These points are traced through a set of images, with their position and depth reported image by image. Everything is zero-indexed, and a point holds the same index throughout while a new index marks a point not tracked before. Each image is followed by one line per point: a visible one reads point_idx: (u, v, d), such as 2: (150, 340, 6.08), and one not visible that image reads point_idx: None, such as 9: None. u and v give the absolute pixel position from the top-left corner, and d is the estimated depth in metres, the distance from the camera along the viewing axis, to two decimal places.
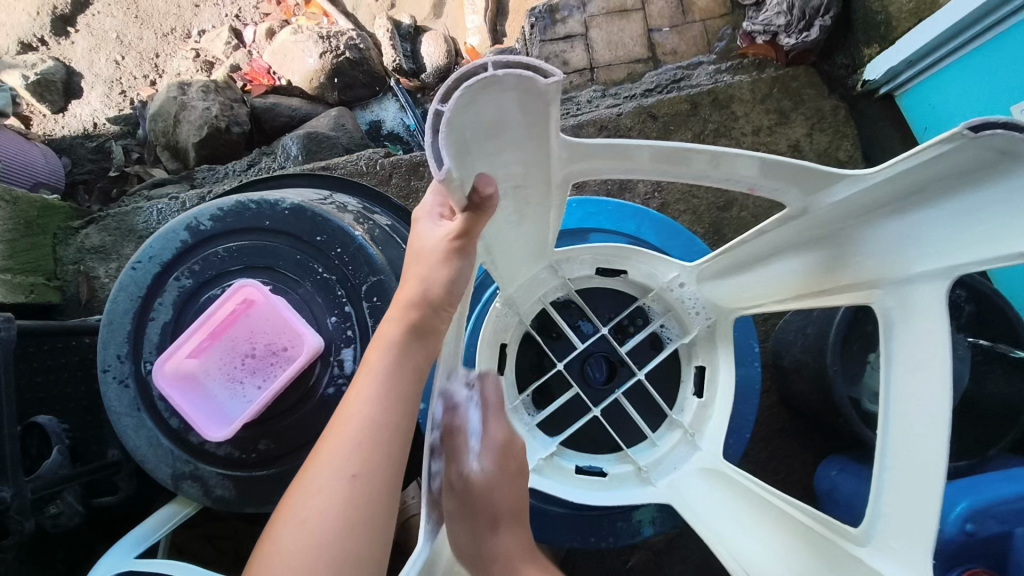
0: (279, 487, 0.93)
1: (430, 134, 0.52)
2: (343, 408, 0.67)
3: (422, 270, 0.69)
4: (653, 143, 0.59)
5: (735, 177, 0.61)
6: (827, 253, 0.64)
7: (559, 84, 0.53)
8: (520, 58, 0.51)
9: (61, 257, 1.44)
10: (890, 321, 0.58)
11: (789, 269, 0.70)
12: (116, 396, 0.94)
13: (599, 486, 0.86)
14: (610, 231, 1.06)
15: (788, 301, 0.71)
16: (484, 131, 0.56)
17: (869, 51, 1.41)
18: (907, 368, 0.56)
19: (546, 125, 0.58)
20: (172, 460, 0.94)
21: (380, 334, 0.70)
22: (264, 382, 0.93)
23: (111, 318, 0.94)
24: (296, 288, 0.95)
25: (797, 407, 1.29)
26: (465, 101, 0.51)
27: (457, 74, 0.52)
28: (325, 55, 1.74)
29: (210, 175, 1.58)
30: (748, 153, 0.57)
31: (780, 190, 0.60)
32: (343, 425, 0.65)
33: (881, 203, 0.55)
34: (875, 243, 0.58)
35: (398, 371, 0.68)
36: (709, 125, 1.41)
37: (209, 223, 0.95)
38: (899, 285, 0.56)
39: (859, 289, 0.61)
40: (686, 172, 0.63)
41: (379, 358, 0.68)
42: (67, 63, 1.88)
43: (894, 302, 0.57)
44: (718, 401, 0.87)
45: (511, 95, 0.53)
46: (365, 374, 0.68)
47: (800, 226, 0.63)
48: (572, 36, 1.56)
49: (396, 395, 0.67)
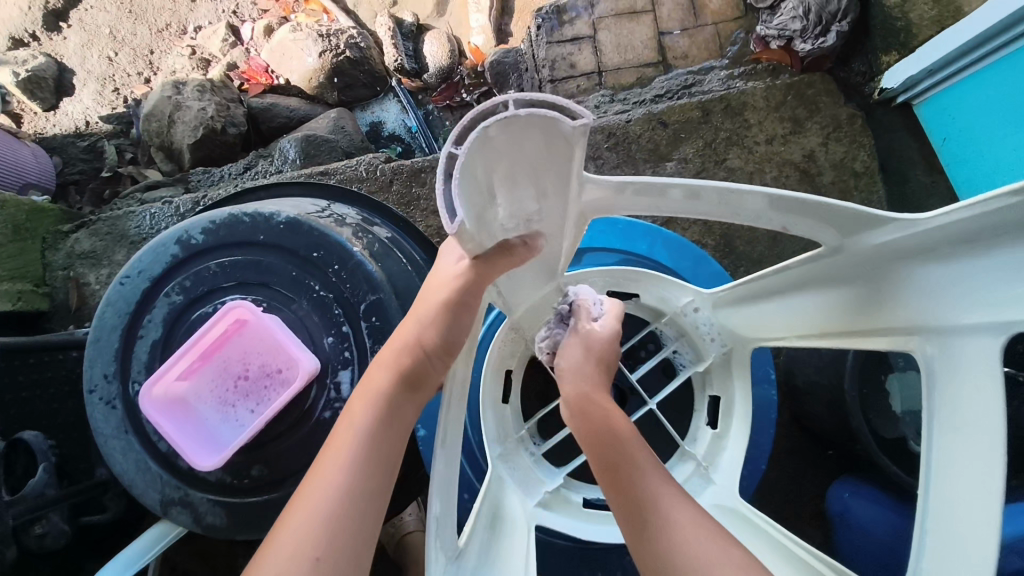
0: (275, 515, 0.89)
1: (444, 178, 0.52)
2: (319, 467, 0.65)
3: (420, 311, 0.71)
4: (678, 181, 0.58)
5: (766, 216, 0.58)
6: (860, 291, 0.60)
7: (586, 127, 0.52)
8: (542, 97, 0.50)
9: (50, 262, 1.40)
10: (932, 372, 0.53)
11: (817, 304, 0.66)
12: (103, 418, 0.90)
13: (606, 519, 0.88)
14: (620, 250, 1.04)
15: (813, 337, 0.67)
16: (496, 174, 0.57)
17: (887, 59, 1.36)
18: (950, 426, 0.51)
19: (568, 165, 0.58)
20: (161, 486, 0.89)
21: (367, 392, 0.69)
22: (257, 406, 0.89)
23: (99, 336, 0.90)
24: (290, 306, 0.90)
25: (810, 429, 1.26)
26: (478, 145, 0.52)
27: (474, 113, 0.50)
28: (324, 54, 1.68)
29: (205, 178, 1.52)
30: (756, 191, 0.55)
31: (814, 228, 0.57)
32: (319, 485, 0.63)
33: (925, 247, 0.51)
34: (916, 288, 0.53)
35: (380, 422, 0.67)
36: (721, 133, 1.37)
37: (200, 236, 0.90)
38: (937, 334, 0.52)
39: (893, 334, 0.56)
40: (711, 207, 0.60)
41: (359, 409, 0.68)
42: (58, 60, 1.83)
43: (937, 351, 0.52)
44: (732, 433, 0.84)
45: (531, 133, 0.53)
46: (340, 442, 0.66)
47: (838, 260, 0.60)
48: (580, 38, 1.51)
49: (374, 465, 0.65)
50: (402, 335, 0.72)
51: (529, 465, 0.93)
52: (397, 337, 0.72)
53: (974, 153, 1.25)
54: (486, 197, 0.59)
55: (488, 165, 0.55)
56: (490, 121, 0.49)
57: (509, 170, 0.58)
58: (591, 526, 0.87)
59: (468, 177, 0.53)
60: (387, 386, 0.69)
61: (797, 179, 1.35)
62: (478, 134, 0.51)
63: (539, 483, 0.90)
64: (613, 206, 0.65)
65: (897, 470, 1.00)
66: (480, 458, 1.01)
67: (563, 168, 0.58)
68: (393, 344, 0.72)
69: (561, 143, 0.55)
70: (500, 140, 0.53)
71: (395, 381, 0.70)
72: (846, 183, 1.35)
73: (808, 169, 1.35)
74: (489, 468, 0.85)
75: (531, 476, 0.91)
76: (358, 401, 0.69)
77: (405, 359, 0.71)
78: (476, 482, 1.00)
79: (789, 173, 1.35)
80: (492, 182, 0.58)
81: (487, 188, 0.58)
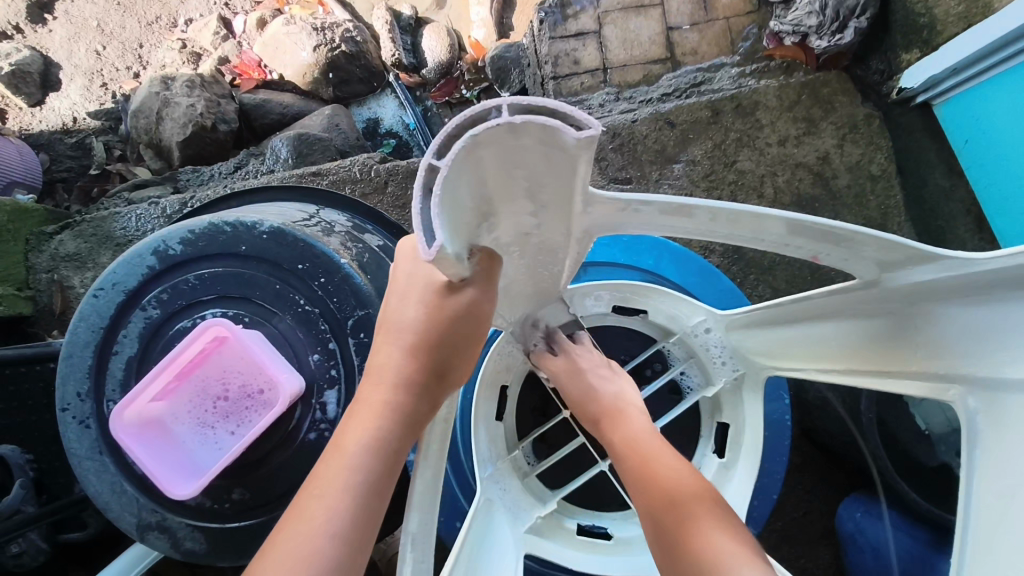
0: (257, 541, 0.85)
1: (421, 196, 0.46)
2: (297, 524, 0.57)
3: (391, 344, 0.64)
4: (697, 201, 0.53)
5: (794, 241, 0.56)
6: (895, 331, 0.58)
7: (594, 137, 0.45)
8: (541, 102, 0.44)
9: (34, 265, 1.34)
10: (975, 428, 0.49)
11: (848, 339, 0.64)
12: (76, 438, 0.84)
13: (602, 550, 0.84)
14: (625, 264, 1.03)
15: (842, 371, 0.65)
16: (486, 190, 0.53)
17: (908, 57, 1.28)
18: (990, 489, 0.47)
19: (570, 180, 0.52)
20: (137, 509, 0.84)
21: (340, 441, 0.61)
22: (238, 428, 0.84)
23: (71, 351, 0.84)
24: (274, 320, 0.85)
25: (821, 445, 1.20)
26: (462, 155, 0.46)
27: (458, 121, 0.45)
28: (319, 49, 1.63)
29: (194, 177, 1.46)
30: (779, 213, 0.52)
31: (847, 259, 0.55)
32: (297, 552, 0.55)
33: (965, 287, 0.48)
34: (955, 331, 0.51)
35: (372, 476, 0.59)
36: (731, 134, 1.30)
37: (179, 246, 0.85)
38: (980, 386, 0.49)
39: (927, 378, 0.54)
40: (734, 231, 0.57)
41: (351, 458, 0.59)
42: (44, 53, 1.78)
43: (982, 405, 0.49)
44: (740, 462, 0.82)
45: (528, 142, 0.47)
46: (314, 497, 0.58)
47: (869, 293, 0.58)
48: (584, 33, 1.44)
49: (357, 525, 0.57)
50: (392, 371, 0.63)
51: (519, 488, 0.86)
52: (384, 374, 0.63)
53: (996, 158, 1.18)
54: (475, 218, 0.55)
55: (474, 179, 0.50)
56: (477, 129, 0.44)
57: (499, 182, 0.52)
58: (586, 556, 0.82)
59: (449, 195, 0.47)
60: (386, 433, 0.61)
61: (811, 182, 1.29)
62: (464, 143, 0.45)
63: (531, 507, 0.84)
64: (617, 224, 0.59)
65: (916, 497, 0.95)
66: (472, 480, 0.96)
67: (563, 182, 0.52)
68: (381, 379, 0.63)
69: (562, 154, 0.47)
70: (487, 150, 0.47)
71: (394, 426, 0.61)
72: (862, 188, 1.28)
73: (823, 172, 1.28)
74: (477, 487, 0.78)
75: (523, 501, 0.85)
76: (349, 446, 0.60)
77: (401, 398, 0.62)
78: (465, 502, 0.96)
79: (803, 176, 1.29)
80: (480, 199, 0.53)
81: (475, 206, 0.53)
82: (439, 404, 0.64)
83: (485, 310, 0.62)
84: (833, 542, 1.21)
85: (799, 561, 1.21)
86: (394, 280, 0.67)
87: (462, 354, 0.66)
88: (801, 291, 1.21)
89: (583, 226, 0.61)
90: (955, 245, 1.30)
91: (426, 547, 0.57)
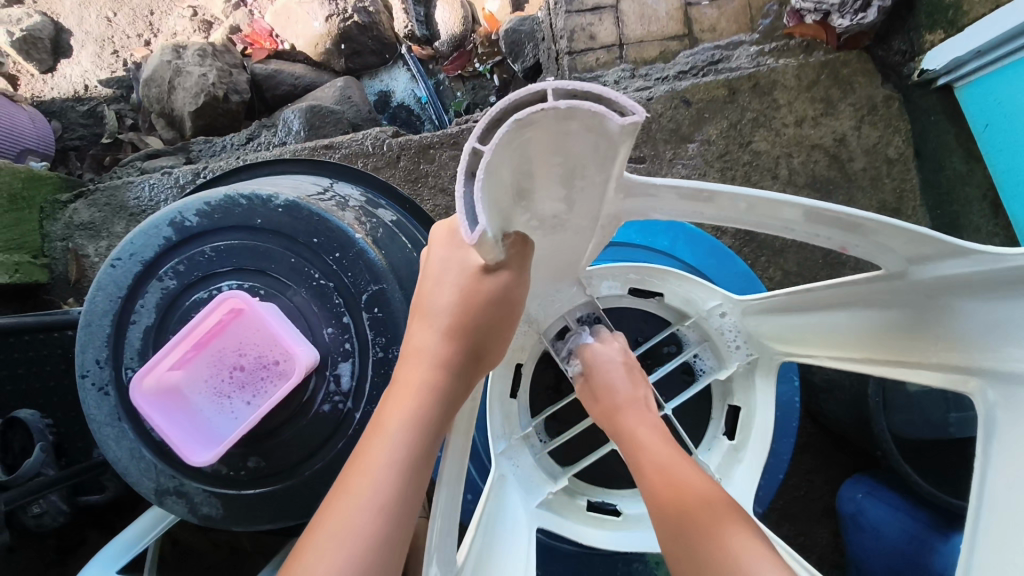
0: (274, 508, 0.87)
1: (465, 180, 0.48)
2: (343, 498, 0.58)
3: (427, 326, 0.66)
4: (748, 193, 0.53)
5: (820, 231, 0.57)
6: (916, 325, 0.59)
7: (639, 124, 0.46)
8: (588, 88, 0.45)
9: (49, 233, 1.35)
10: (991, 420, 0.51)
11: (868, 329, 0.65)
12: (95, 404, 0.86)
13: (613, 525, 0.86)
14: (641, 246, 1.04)
15: (862, 359, 0.67)
16: (522, 172, 0.54)
17: (931, 38, 1.25)
18: (1003, 481, 0.49)
19: (608, 163, 0.54)
20: (156, 475, 0.87)
21: (380, 421, 0.62)
22: (254, 398, 0.85)
23: (89, 318, 0.86)
24: (288, 293, 0.86)
25: (825, 426, 1.21)
26: (507, 139, 0.47)
27: (510, 103, 0.46)
28: (332, 19, 1.65)
29: (206, 148, 1.45)
30: (794, 201, 0.53)
31: (876, 249, 0.56)
32: (343, 527, 0.56)
33: (988, 281, 0.50)
34: (979, 327, 0.52)
35: (414, 452, 0.60)
36: (747, 114, 1.28)
37: (194, 218, 0.85)
38: (999, 379, 0.51)
39: (947, 370, 0.56)
40: (756, 221, 0.58)
41: (392, 435, 0.60)
42: (55, 19, 1.78)
43: (999, 397, 0.51)
44: (750, 446, 0.86)
45: (573, 127, 0.48)
46: (358, 475, 0.59)
47: (893, 284, 0.59)
48: (601, 7, 1.41)
49: (403, 504, 0.59)
50: (429, 352, 0.65)
51: (532, 464, 0.88)
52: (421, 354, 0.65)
53: (1015, 143, 1.15)
54: (509, 200, 0.56)
55: (513, 163, 0.51)
56: (521, 116, 0.45)
57: (535, 166, 0.53)
58: (597, 532, 0.84)
59: (491, 179, 0.49)
60: (427, 411, 0.61)
61: (826, 164, 1.28)
62: (508, 129, 0.46)
63: (542, 484, 0.86)
64: (637, 205, 0.60)
65: (920, 479, 0.97)
66: (484, 457, 0.98)
67: (597, 167, 0.54)
68: (419, 360, 0.65)
69: (606, 138, 0.49)
70: (532, 134, 0.48)
71: (437, 407, 0.62)
72: (878, 171, 1.27)
73: (838, 154, 1.27)
74: (492, 466, 0.81)
75: (534, 477, 0.87)
76: (389, 424, 0.61)
77: (439, 380, 0.63)
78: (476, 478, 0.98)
79: (818, 158, 1.28)
80: (516, 182, 0.55)
81: (510, 187, 0.55)
82: (472, 386, 0.65)
83: (517, 293, 0.65)
84: (833, 520, 1.23)
85: (800, 538, 1.23)
86: (429, 266, 0.69)
87: (496, 338, 0.67)
88: (813, 274, 1.21)
89: (606, 209, 0.62)
90: (970, 230, 1.28)
91: (450, 519, 0.59)
